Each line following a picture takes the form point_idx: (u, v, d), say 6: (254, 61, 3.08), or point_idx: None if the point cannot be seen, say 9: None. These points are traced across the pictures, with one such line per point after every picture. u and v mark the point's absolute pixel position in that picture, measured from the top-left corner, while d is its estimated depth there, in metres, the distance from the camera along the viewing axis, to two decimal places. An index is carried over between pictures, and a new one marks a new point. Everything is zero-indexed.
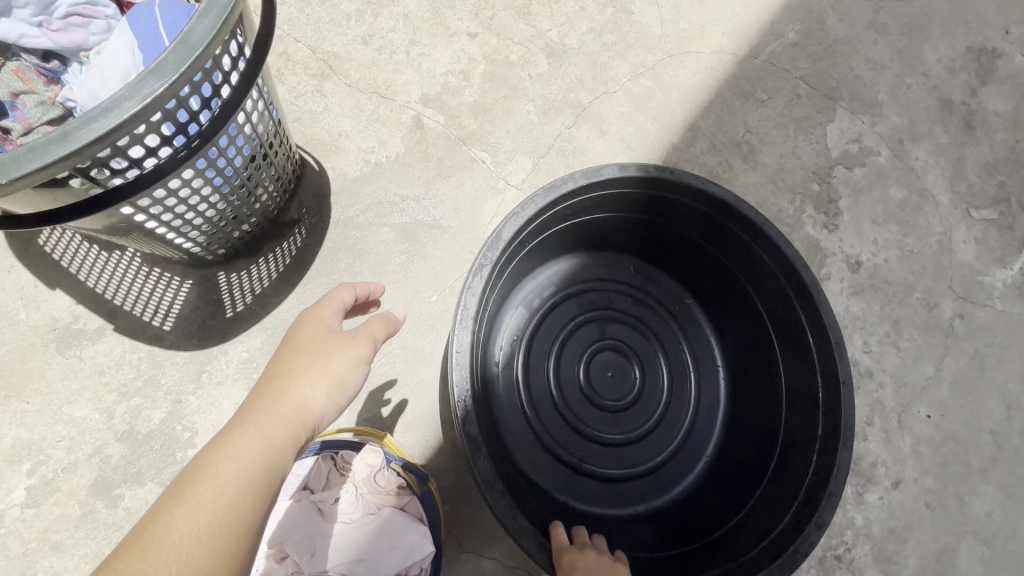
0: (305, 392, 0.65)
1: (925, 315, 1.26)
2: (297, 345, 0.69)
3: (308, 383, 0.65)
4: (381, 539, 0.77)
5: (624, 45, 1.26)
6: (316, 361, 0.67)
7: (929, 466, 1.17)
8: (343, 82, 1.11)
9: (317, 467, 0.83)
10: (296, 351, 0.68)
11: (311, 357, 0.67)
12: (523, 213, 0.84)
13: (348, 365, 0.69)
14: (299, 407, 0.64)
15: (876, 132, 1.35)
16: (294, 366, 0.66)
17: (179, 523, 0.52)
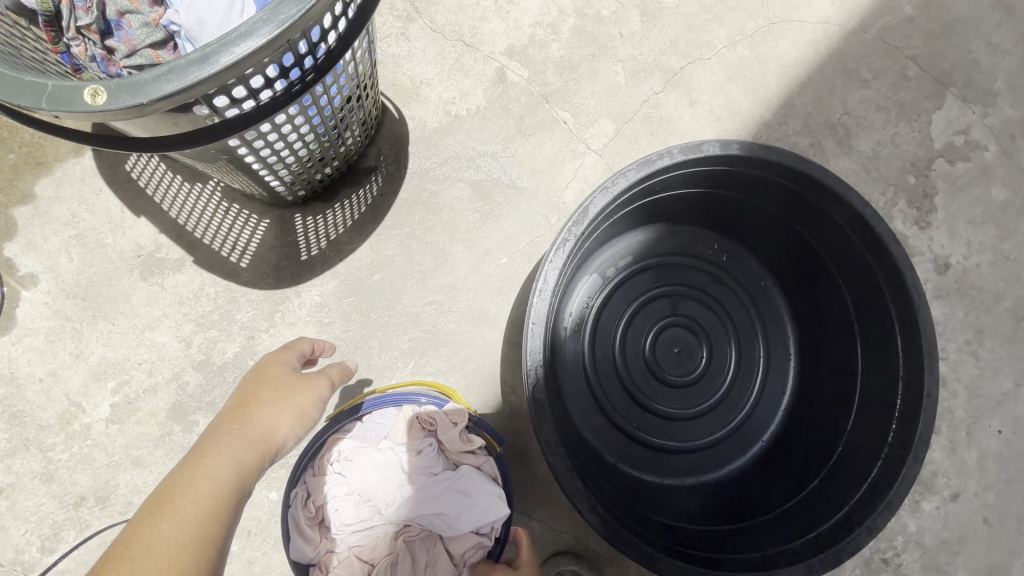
0: (274, 417, 0.59)
1: (1012, 327, 1.18)
2: (259, 378, 0.63)
3: (278, 407, 0.60)
4: (459, 496, 0.78)
5: (723, 8, 1.17)
6: (284, 390, 0.62)
7: (993, 482, 1.12)
8: (428, 27, 1.06)
9: (399, 417, 0.83)
10: (260, 382, 0.63)
11: (277, 386, 0.63)
12: (612, 187, 0.80)
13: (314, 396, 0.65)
14: (271, 429, 0.58)
15: (986, 124, 1.24)
16: (259, 396, 0.61)
17: (158, 542, 0.44)
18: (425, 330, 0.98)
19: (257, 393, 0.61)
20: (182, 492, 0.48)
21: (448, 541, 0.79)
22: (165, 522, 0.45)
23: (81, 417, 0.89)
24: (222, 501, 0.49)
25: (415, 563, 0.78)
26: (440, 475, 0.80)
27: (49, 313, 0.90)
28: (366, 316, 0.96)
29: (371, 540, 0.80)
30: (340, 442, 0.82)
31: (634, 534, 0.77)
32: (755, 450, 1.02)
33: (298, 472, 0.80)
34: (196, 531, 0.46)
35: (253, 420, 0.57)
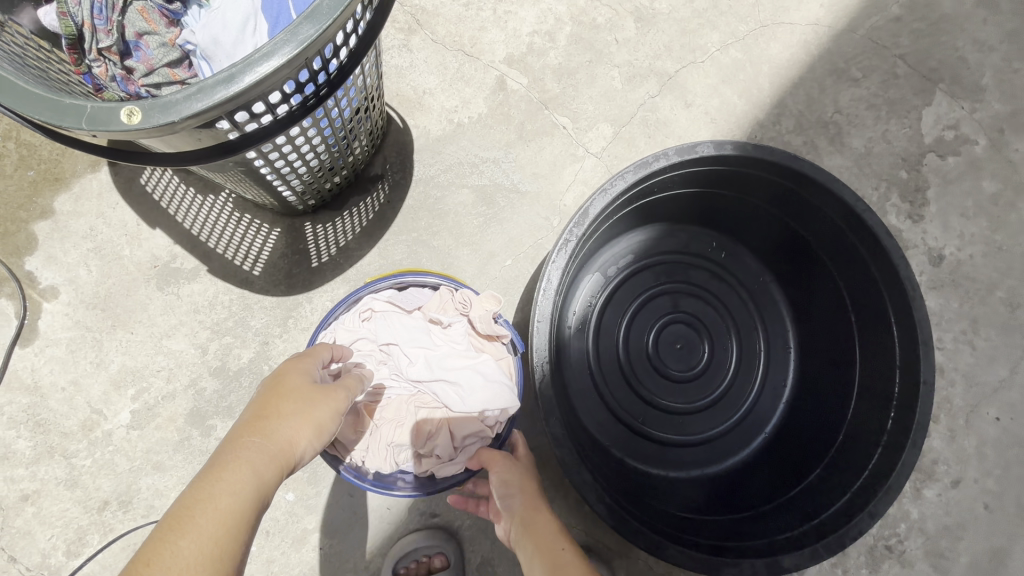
0: (295, 429, 0.57)
1: (1006, 316, 1.21)
2: (279, 386, 0.60)
3: (298, 421, 0.57)
4: (471, 375, 0.86)
5: (715, 12, 1.21)
6: (305, 400, 0.60)
7: (992, 468, 1.15)
8: (430, 38, 1.10)
9: (437, 295, 0.90)
10: (280, 389, 0.60)
11: (297, 397, 0.59)
12: (612, 189, 0.84)
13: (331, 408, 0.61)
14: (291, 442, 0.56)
15: (974, 119, 1.28)
16: (279, 407, 0.57)
17: (178, 560, 0.42)
18: None
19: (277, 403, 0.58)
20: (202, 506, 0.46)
21: (452, 419, 0.85)
22: (186, 538, 0.43)
23: (102, 424, 0.91)
24: (243, 519, 0.47)
25: (420, 432, 0.85)
26: (462, 353, 0.88)
27: (70, 324, 0.93)
28: None
29: (384, 401, 0.88)
30: (379, 303, 0.88)
31: (641, 522, 0.79)
32: (758, 442, 1.04)
33: (334, 316, 0.88)
34: (214, 553, 0.44)
35: (273, 431, 0.55)
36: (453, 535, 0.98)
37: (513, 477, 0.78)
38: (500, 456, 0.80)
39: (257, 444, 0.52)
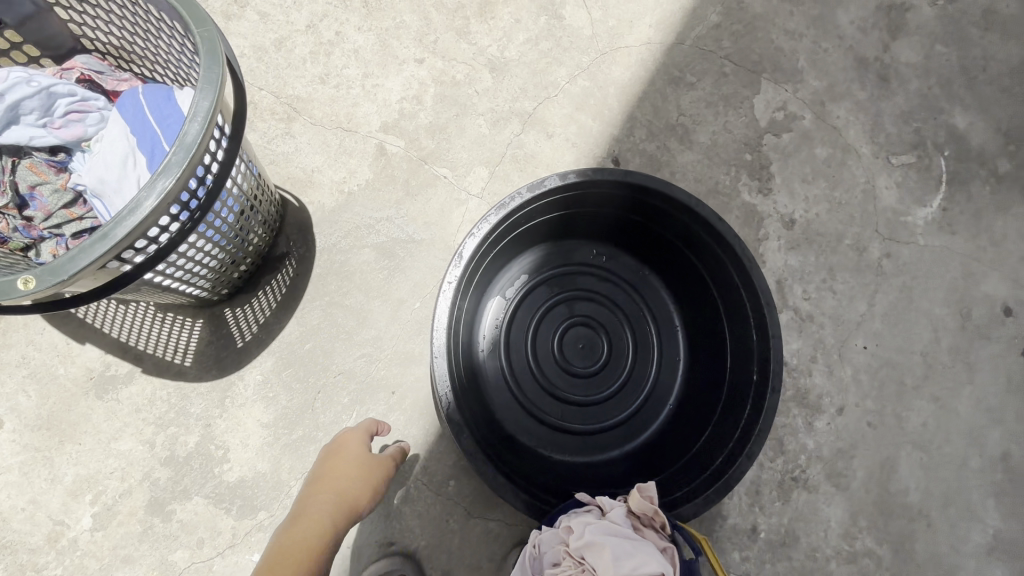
0: (363, 490, 0.86)
1: (856, 258, 1.42)
2: (343, 459, 0.90)
3: (363, 486, 0.87)
4: (633, 556, 0.80)
5: (559, 50, 1.37)
6: (367, 468, 0.89)
7: (868, 390, 1.35)
8: (309, 122, 1.22)
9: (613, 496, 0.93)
10: (349, 461, 0.89)
11: (363, 468, 0.89)
12: (479, 231, 0.99)
13: (379, 473, 0.91)
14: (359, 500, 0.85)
15: (798, 97, 1.50)
16: (351, 476, 0.87)
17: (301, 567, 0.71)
18: (360, 381, 1.12)
19: (341, 473, 0.87)
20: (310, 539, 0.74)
21: None
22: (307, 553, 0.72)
23: (67, 532, 0.99)
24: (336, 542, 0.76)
25: None
26: (625, 531, 0.84)
27: (20, 448, 1.01)
28: (306, 381, 1.10)
29: None
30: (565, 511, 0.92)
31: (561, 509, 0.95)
32: (663, 414, 1.20)
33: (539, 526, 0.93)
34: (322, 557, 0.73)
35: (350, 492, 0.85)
36: (411, 556, 1.07)
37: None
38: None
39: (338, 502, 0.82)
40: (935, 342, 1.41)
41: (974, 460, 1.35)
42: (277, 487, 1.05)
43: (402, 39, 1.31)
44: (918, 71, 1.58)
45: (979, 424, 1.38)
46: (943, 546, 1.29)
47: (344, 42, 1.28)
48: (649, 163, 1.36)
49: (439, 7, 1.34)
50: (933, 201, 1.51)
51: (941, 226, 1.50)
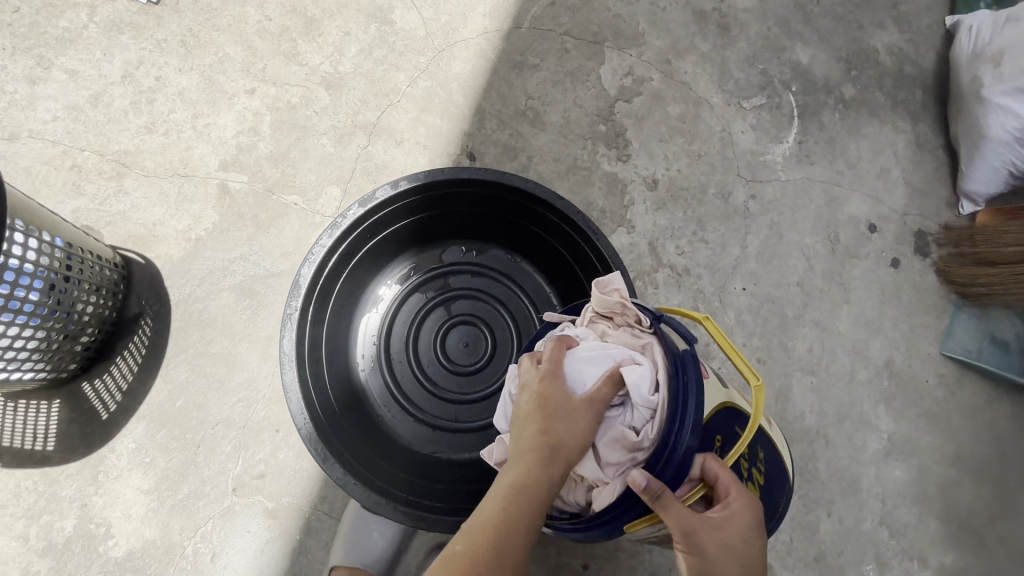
0: (573, 433, 0.74)
1: (723, 205, 1.47)
2: (543, 404, 0.76)
3: (576, 427, 0.74)
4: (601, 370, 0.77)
5: (394, 55, 1.37)
6: (569, 413, 0.75)
7: (752, 328, 1.41)
8: (140, 175, 1.20)
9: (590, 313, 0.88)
10: (550, 408, 0.76)
11: (565, 412, 0.75)
12: (315, 257, 0.98)
13: (589, 424, 0.74)
14: (571, 440, 0.73)
15: (644, 60, 1.52)
16: (557, 421, 0.74)
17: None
18: (242, 426, 1.10)
19: (551, 419, 0.75)
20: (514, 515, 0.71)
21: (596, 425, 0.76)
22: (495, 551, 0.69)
23: None
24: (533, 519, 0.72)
25: None
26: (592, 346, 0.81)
27: None
28: (183, 438, 1.08)
29: None
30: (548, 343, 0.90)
31: (441, 512, 0.93)
32: None
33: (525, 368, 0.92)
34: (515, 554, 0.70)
35: (559, 432, 0.74)
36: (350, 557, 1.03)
37: (683, 529, 0.68)
38: (671, 502, 0.67)
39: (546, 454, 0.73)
40: (809, 270, 1.47)
41: (861, 373, 1.43)
42: (169, 551, 1.03)
43: (228, 72, 1.29)
44: (756, 15, 1.63)
45: (861, 339, 1.45)
46: (843, 458, 1.37)
47: (167, 86, 1.26)
48: (504, 152, 1.37)
49: (263, 34, 1.33)
50: (788, 136, 1.55)
51: (800, 159, 1.54)
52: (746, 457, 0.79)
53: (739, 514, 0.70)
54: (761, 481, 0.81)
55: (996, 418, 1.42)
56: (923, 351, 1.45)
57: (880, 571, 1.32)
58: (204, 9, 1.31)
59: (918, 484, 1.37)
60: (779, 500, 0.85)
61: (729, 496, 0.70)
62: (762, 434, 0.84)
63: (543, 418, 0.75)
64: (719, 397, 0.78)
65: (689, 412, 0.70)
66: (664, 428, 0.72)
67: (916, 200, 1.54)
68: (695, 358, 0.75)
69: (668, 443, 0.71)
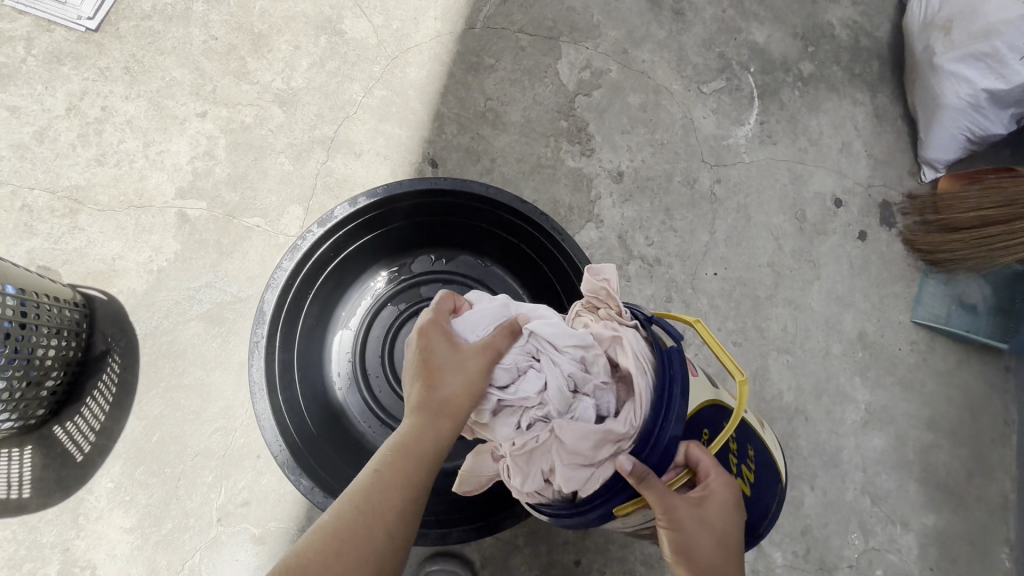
0: (457, 384, 0.75)
1: (689, 192, 1.48)
2: (426, 363, 0.78)
3: (460, 379, 0.75)
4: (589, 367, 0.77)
5: (347, 66, 1.35)
6: (453, 368, 0.76)
7: (726, 312, 1.42)
8: (95, 210, 1.19)
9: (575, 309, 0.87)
10: (433, 364, 0.77)
11: (448, 367, 0.76)
12: (277, 282, 0.99)
13: (476, 375, 0.75)
14: (455, 393, 0.74)
15: (601, 52, 1.52)
16: (441, 375, 0.76)
17: (365, 533, 0.68)
18: (221, 456, 1.09)
19: (435, 376, 0.76)
20: (397, 469, 0.72)
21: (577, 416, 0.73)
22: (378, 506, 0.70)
23: None
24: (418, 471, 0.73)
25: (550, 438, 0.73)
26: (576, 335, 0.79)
27: None
28: (161, 473, 1.07)
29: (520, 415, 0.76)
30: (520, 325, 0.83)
31: (429, 526, 0.95)
32: None
33: None
34: (400, 508, 0.71)
35: (443, 386, 0.75)
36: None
37: (666, 508, 0.67)
38: (657, 482, 0.65)
39: (431, 408, 0.75)
40: (778, 249, 1.48)
41: (836, 347, 1.45)
42: None
43: (177, 97, 1.28)
44: None
45: (834, 313, 1.47)
46: (823, 432, 1.40)
47: (114, 115, 1.25)
48: (466, 156, 1.36)
49: (210, 54, 1.31)
50: (749, 118, 1.56)
51: (762, 140, 1.55)
52: (735, 452, 0.79)
53: (722, 497, 0.69)
54: (750, 477, 0.81)
55: (968, 380, 1.45)
56: (894, 320, 1.48)
57: (865, 538, 1.35)
58: (145, 33, 1.30)
59: (897, 451, 1.41)
60: (770, 498, 0.84)
61: (709, 477, 0.69)
62: (751, 432, 0.84)
63: (427, 374, 0.77)
64: (705, 392, 0.78)
65: (675, 400, 0.69)
66: (651, 414, 0.70)
67: (879, 172, 1.56)
68: (681, 353, 0.74)
69: (654, 427, 0.69)
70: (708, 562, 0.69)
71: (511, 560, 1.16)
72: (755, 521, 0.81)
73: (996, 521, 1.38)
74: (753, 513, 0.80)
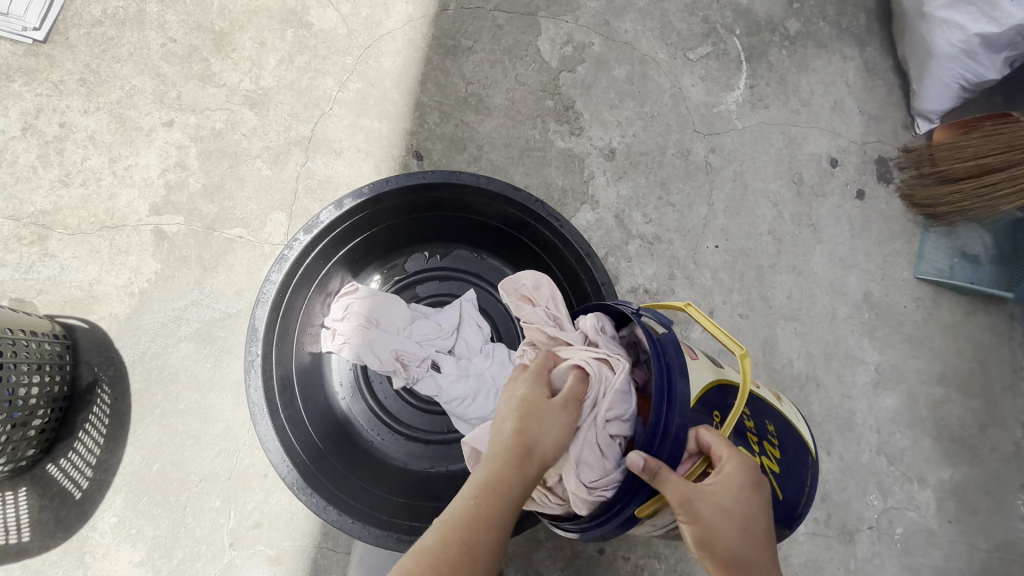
0: (550, 437, 0.68)
1: (683, 164, 1.43)
2: (519, 408, 0.70)
3: (554, 430, 0.69)
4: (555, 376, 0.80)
5: (318, 60, 1.28)
6: (547, 416, 0.69)
7: (730, 285, 1.40)
8: (66, 234, 1.13)
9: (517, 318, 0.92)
10: (526, 412, 0.70)
11: (542, 415, 0.69)
12: (266, 296, 0.94)
13: (567, 428, 0.70)
14: (547, 445, 0.68)
15: (581, 25, 1.45)
16: (533, 422, 0.69)
17: None
18: (226, 479, 1.05)
19: (527, 419, 0.69)
20: (484, 518, 0.65)
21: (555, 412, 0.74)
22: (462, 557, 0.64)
23: None
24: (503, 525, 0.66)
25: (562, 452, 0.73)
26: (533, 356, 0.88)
27: None
28: (165, 503, 1.03)
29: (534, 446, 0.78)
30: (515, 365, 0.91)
31: None
32: None
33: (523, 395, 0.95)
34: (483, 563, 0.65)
35: (534, 435, 0.68)
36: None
37: (683, 501, 0.63)
38: (671, 476, 0.62)
39: (522, 455, 0.67)
40: (778, 216, 1.45)
41: (843, 310, 1.43)
42: None
43: (140, 107, 1.21)
44: None
45: (837, 276, 1.44)
46: (835, 397, 1.39)
47: (73, 132, 1.18)
48: (452, 146, 1.30)
49: (170, 58, 1.23)
50: (738, 83, 1.51)
51: (753, 104, 1.50)
52: (752, 430, 0.76)
53: (740, 484, 0.65)
54: (774, 453, 0.78)
55: (975, 332, 1.44)
56: (898, 278, 1.46)
57: (884, 499, 1.35)
58: (98, 40, 1.22)
59: (910, 409, 1.40)
60: (799, 469, 0.81)
61: (723, 460, 0.65)
62: (766, 406, 0.81)
63: (518, 420, 0.69)
64: (708, 373, 0.74)
65: (677, 389, 0.66)
66: (654, 404, 0.66)
67: (873, 128, 1.52)
68: (674, 339, 0.71)
69: (660, 419, 0.66)
70: (735, 550, 0.65)
71: (535, 555, 1.15)
72: (791, 494, 0.79)
73: (1011, 468, 1.38)
74: (787, 487, 0.78)
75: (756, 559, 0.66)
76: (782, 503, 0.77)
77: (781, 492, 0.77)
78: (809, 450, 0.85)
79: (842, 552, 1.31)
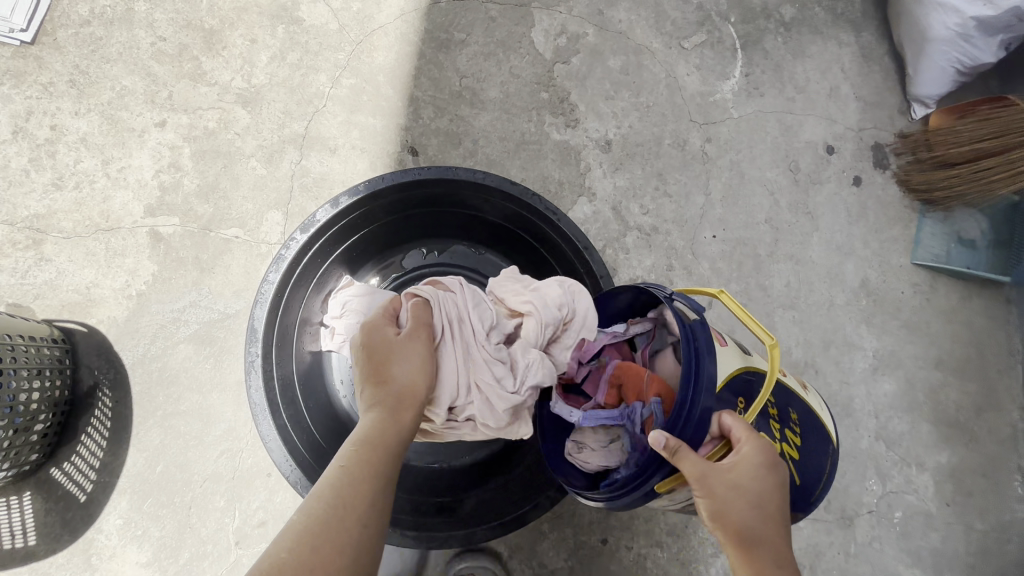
0: (410, 371, 0.74)
1: (680, 154, 1.43)
2: (373, 354, 0.75)
3: (410, 364, 0.75)
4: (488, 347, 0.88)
5: (310, 56, 1.27)
6: (402, 353, 0.75)
7: (728, 275, 1.40)
8: (60, 238, 1.12)
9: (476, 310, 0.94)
10: (380, 354, 0.75)
11: (396, 354, 0.75)
12: (265, 297, 0.95)
13: (423, 360, 0.76)
14: (409, 379, 0.74)
15: (575, 15, 1.44)
16: (389, 362, 0.74)
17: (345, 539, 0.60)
18: (230, 479, 1.06)
19: (389, 361, 0.74)
20: (365, 463, 0.66)
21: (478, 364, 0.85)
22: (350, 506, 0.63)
23: None
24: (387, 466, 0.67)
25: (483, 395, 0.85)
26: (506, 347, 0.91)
27: None
28: (170, 504, 1.04)
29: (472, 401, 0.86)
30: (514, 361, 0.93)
31: (452, 527, 0.94)
32: None
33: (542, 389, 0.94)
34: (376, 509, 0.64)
35: (395, 376, 0.73)
36: None
37: (699, 479, 0.64)
38: (689, 454, 0.63)
39: (388, 394, 0.71)
40: (775, 205, 1.45)
41: (840, 298, 1.43)
42: None
43: (132, 107, 1.19)
44: None
45: (835, 263, 1.45)
46: (833, 384, 1.40)
47: (65, 134, 1.17)
48: (447, 140, 1.29)
49: (160, 57, 1.22)
50: (734, 71, 1.50)
51: (749, 93, 1.50)
52: (774, 417, 0.77)
53: (758, 467, 0.65)
54: (795, 441, 0.79)
55: (972, 316, 1.45)
56: (895, 264, 1.46)
57: (883, 483, 1.36)
58: (86, 41, 1.20)
59: (907, 394, 1.41)
60: (818, 458, 0.82)
61: (742, 443, 0.66)
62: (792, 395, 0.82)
63: (376, 365, 0.74)
64: (736, 360, 0.75)
65: (703, 372, 0.68)
66: (682, 385, 0.68)
67: (869, 114, 1.52)
68: (705, 326, 0.73)
69: (685, 400, 0.68)
70: (751, 535, 0.65)
71: (538, 547, 1.16)
72: (807, 482, 0.79)
73: (1007, 450, 1.39)
74: (804, 475, 0.79)
75: (774, 545, 0.66)
76: (800, 489, 0.78)
77: (799, 479, 0.78)
78: (831, 439, 0.85)
79: (842, 536, 1.33)
